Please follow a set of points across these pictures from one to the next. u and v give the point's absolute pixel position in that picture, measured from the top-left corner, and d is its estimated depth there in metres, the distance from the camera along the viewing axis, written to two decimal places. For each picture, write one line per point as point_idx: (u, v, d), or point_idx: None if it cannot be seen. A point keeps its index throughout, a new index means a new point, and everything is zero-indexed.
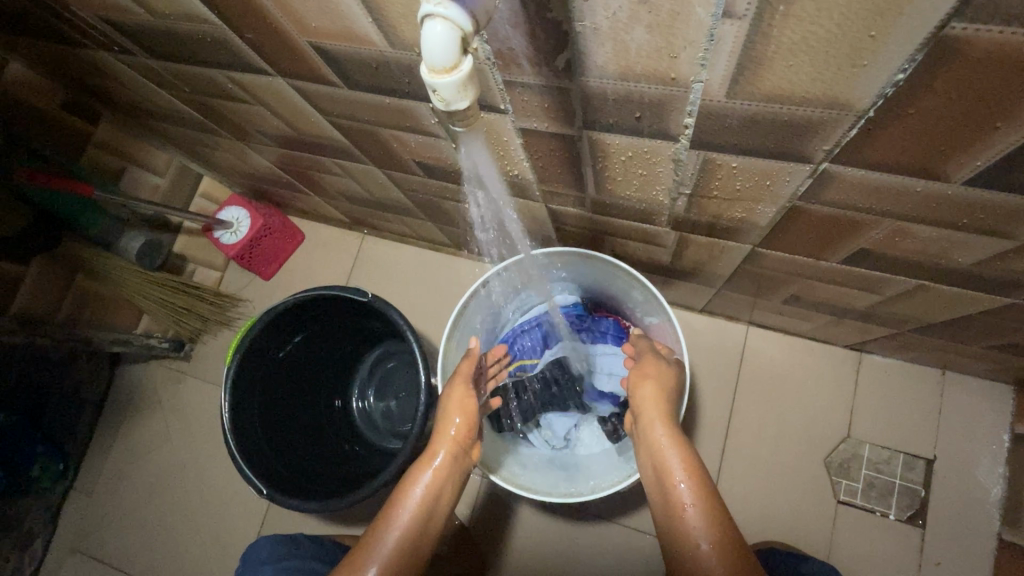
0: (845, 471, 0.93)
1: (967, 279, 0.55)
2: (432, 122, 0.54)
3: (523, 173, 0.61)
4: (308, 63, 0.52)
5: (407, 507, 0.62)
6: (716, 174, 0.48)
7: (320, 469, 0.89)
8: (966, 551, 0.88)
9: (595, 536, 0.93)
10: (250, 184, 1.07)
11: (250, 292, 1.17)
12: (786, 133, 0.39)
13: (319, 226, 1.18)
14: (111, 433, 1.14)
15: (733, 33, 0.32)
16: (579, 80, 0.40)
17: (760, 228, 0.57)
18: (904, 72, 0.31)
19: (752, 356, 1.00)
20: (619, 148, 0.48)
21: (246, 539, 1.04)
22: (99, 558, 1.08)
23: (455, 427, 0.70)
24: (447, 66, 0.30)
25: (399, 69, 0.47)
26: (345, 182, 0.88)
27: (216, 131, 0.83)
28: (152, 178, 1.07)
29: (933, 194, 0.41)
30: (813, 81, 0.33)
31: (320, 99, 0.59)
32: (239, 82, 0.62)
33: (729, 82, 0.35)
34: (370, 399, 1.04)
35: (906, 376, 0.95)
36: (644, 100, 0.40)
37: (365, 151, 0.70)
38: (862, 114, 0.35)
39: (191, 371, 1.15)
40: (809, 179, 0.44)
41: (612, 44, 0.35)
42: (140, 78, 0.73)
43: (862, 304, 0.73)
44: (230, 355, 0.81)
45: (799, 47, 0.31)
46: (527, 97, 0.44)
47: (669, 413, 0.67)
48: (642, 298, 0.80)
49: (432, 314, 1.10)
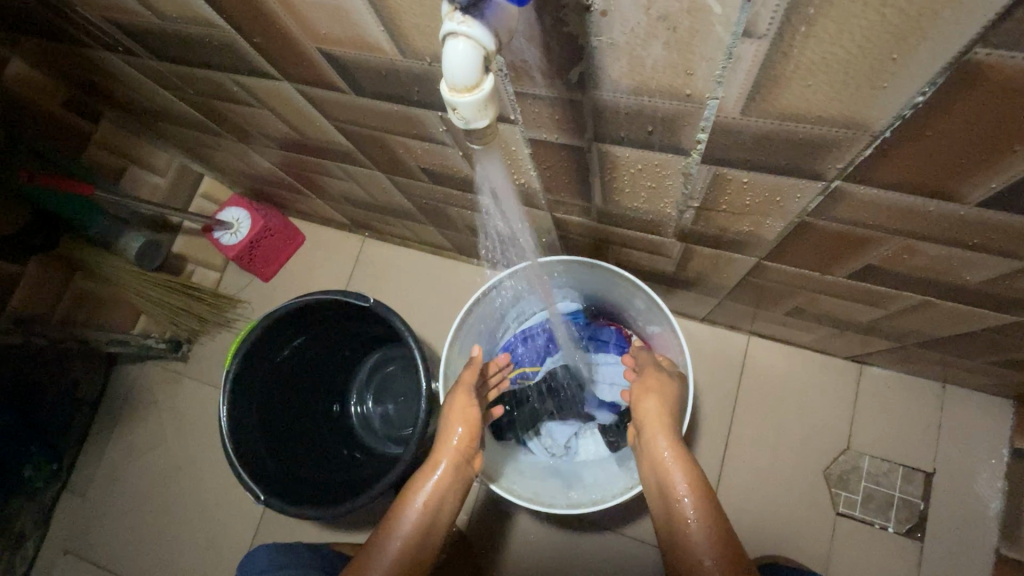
0: (844, 483, 0.93)
1: (973, 297, 0.55)
2: (439, 130, 0.54)
3: (529, 181, 0.60)
4: (316, 69, 0.51)
5: (408, 517, 0.62)
6: (725, 189, 0.48)
7: (317, 474, 0.88)
8: (964, 565, 0.88)
9: (594, 545, 0.93)
10: (251, 185, 1.06)
11: (249, 293, 1.16)
12: (799, 151, 0.39)
13: (320, 228, 1.17)
14: (106, 433, 1.14)
15: (751, 52, 0.31)
16: (592, 93, 0.40)
17: (767, 241, 0.57)
18: (922, 95, 0.31)
19: (753, 366, 1.00)
20: (628, 161, 0.48)
21: (241, 543, 1.03)
22: (91, 559, 1.07)
23: (457, 436, 0.69)
24: (468, 85, 0.30)
25: (408, 77, 0.46)
26: (347, 186, 0.87)
27: (219, 132, 0.82)
28: (152, 177, 1.06)
29: (944, 213, 0.41)
30: (829, 101, 0.33)
31: (325, 104, 0.58)
32: (245, 86, 0.61)
33: (745, 100, 0.35)
34: (369, 404, 1.03)
35: (906, 389, 0.95)
36: (657, 114, 0.40)
37: (370, 156, 0.69)
38: (877, 135, 0.35)
39: (187, 372, 1.14)
40: (819, 197, 0.44)
41: (627, 59, 0.35)
42: (144, 78, 0.72)
43: (865, 318, 0.72)
44: (229, 359, 0.81)
45: (817, 68, 0.31)
46: (537, 108, 0.44)
47: (671, 425, 0.67)
48: (644, 307, 0.80)
49: (432, 319, 1.09)
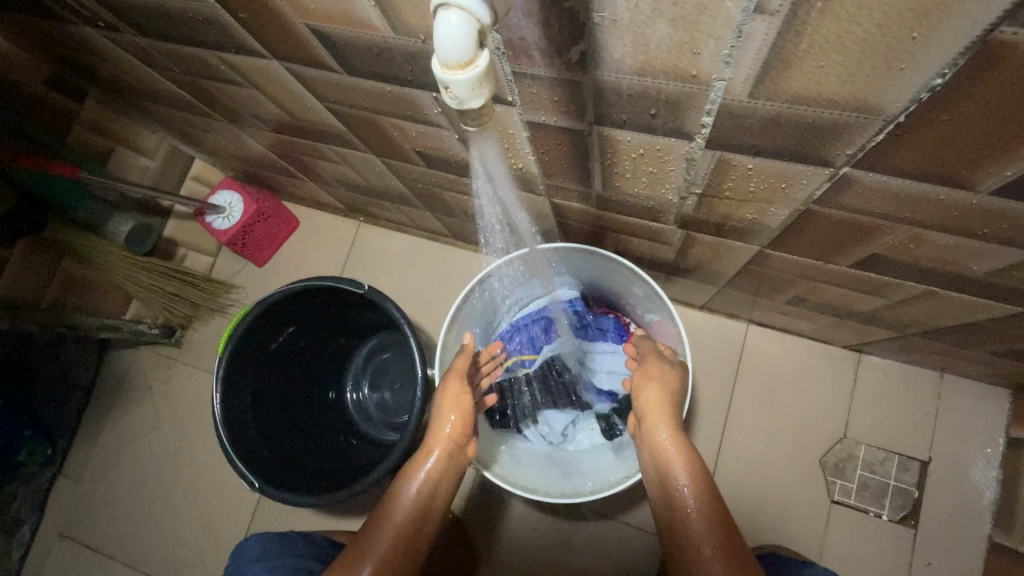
0: (840, 471, 0.93)
1: (978, 287, 0.54)
2: (435, 112, 0.52)
3: (527, 166, 0.59)
4: (305, 46, 0.49)
5: (402, 505, 0.62)
6: (729, 174, 0.46)
7: (313, 461, 0.87)
8: (956, 552, 0.89)
9: (590, 531, 0.93)
10: (242, 168, 1.04)
11: (242, 279, 1.15)
12: (809, 136, 0.37)
13: (314, 212, 1.15)
14: (99, 418, 1.13)
15: (763, 31, 0.30)
16: (593, 73, 0.38)
17: (770, 229, 0.55)
18: (941, 77, 0.29)
19: (751, 354, 0.99)
20: (630, 145, 0.46)
21: (237, 528, 1.03)
22: (88, 543, 1.07)
23: (450, 424, 0.69)
24: (461, 61, 0.28)
25: (401, 56, 0.45)
26: (341, 169, 0.85)
27: (208, 112, 0.80)
28: (141, 160, 1.03)
29: (955, 202, 0.39)
30: (842, 84, 0.32)
31: (316, 84, 0.56)
32: (234, 65, 0.59)
33: (753, 81, 0.34)
34: (365, 390, 1.02)
35: (904, 378, 0.95)
36: (662, 96, 0.38)
37: (363, 139, 0.67)
38: (891, 119, 0.33)
39: (180, 357, 1.13)
40: (826, 183, 0.43)
41: (631, 37, 0.33)
42: (127, 56, 0.70)
43: (867, 307, 0.71)
44: (222, 345, 0.79)
45: (832, 47, 0.29)
46: (536, 89, 0.42)
47: (672, 414, 0.66)
48: (644, 294, 0.79)
49: (428, 305, 1.08)
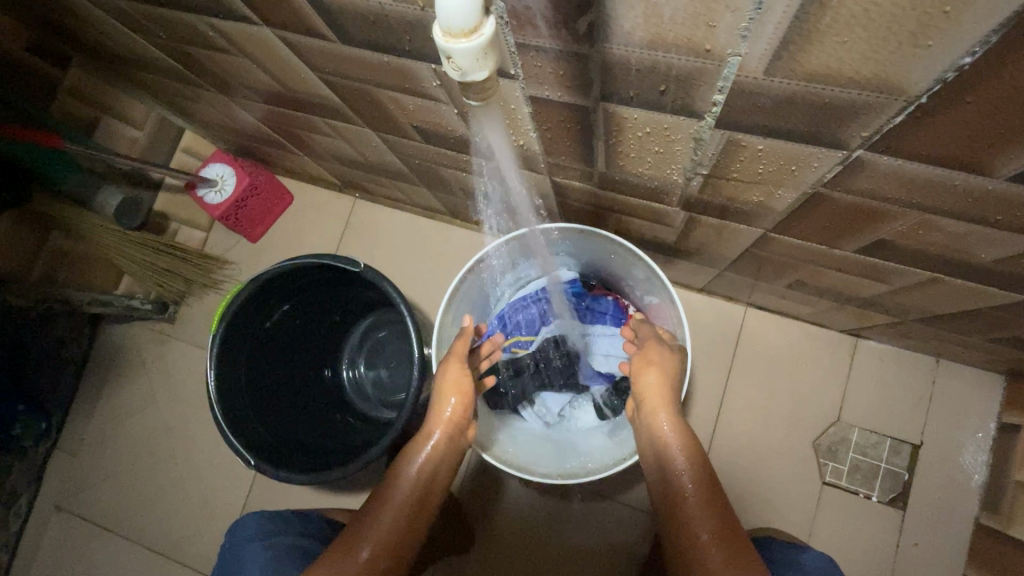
0: (833, 454, 0.94)
1: (985, 274, 0.53)
2: (433, 84, 0.50)
3: (529, 143, 0.57)
4: (299, 13, 0.47)
5: (401, 487, 0.62)
6: (738, 155, 0.45)
7: (310, 440, 0.87)
8: (942, 534, 0.90)
9: (584, 510, 0.94)
10: (235, 141, 1.01)
11: (235, 254, 1.13)
12: (825, 117, 0.36)
13: (308, 188, 1.13)
14: (93, 393, 1.12)
15: (784, 2, 0.28)
16: (600, 46, 0.36)
17: (776, 213, 0.54)
18: (971, 56, 0.28)
19: (748, 337, 0.99)
20: (635, 123, 0.45)
21: (234, 502, 1.04)
22: (85, 517, 1.08)
23: (450, 407, 0.68)
24: (465, 29, 0.27)
25: (399, 24, 0.42)
26: (335, 143, 0.83)
27: (198, 82, 0.77)
28: (129, 131, 1.00)
29: (970, 187, 0.38)
30: (865, 60, 0.30)
31: (309, 54, 0.54)
32: (223, 31, 0.57)
33: (770, 58, 0.32)
34: (361, 368, 1.02)
35: (899, 363, 0.95)
36: (671, 72, 0.36)
37: (359, 112, 0.65)
38: (913, 100, 0.32)
39: (174, 333, 1.12)
40: (838, 166, 0.41)
41: (643, 8, 0.32)
42: (111, 20, 0.67)
43: (869, 293, 0.71)
44: (215, 323, 0.77)
45: (857, 21, 0.28)
46: (540, 62, 0.40)
47: (671, 399, 0.66)
48: (643, 276, 0.77)
49: (425, 284, 1.06)
